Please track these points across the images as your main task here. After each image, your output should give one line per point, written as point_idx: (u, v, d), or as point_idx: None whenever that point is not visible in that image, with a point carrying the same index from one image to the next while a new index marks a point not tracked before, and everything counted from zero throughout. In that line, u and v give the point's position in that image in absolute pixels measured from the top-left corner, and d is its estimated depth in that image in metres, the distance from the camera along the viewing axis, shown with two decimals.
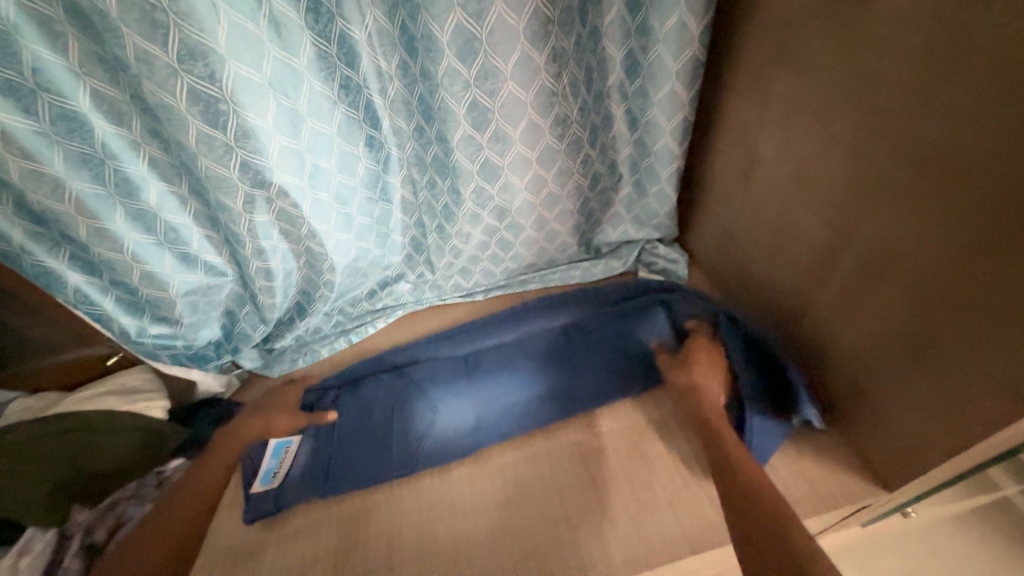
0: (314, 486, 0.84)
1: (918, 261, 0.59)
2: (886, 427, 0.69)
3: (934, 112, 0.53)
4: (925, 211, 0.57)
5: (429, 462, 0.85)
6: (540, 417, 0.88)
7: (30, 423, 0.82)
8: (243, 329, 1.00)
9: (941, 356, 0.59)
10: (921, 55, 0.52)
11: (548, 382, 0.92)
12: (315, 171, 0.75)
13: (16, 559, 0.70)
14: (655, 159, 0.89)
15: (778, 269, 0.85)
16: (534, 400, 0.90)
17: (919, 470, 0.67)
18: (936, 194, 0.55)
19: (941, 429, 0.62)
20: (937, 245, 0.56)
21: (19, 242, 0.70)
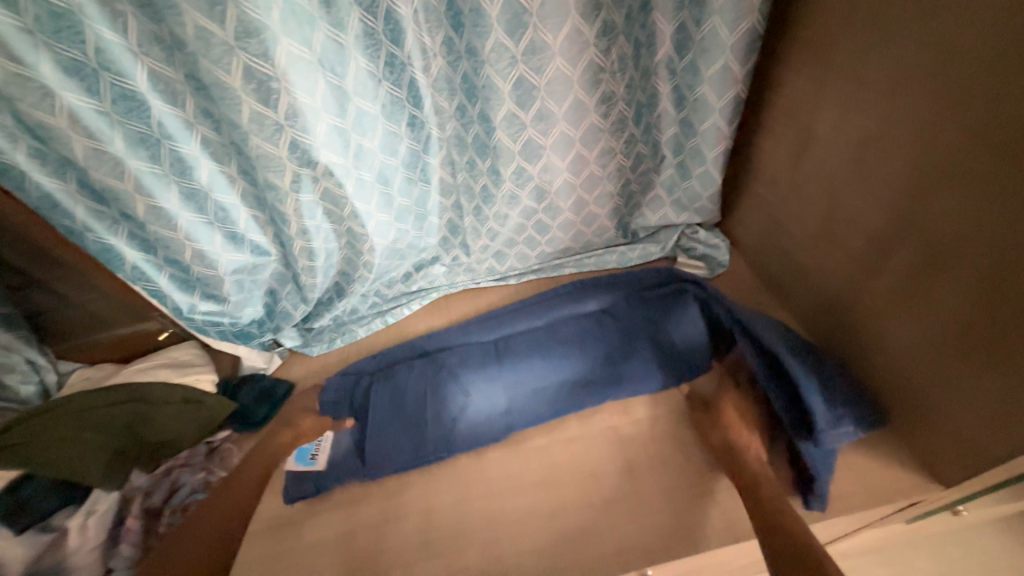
0: (352, 468, 0.85)
1: (990, 249, 0.55)
2: (942, 424, 0.66)
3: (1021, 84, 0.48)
4: (1003, 195, 0.52)
5: (464, 445, 0.85)
6: (576, 402, 0.87)
7: (87, 393, 0.84)
8: (285, 308, 1.03)
9: (1011, 352, 0.55)
10: (1008, 19, 0.48)
11: (583, 367, 0.91)
12: (360, 151, 0.75)
13: (84, 519, 0.76)
14: (701, 139, 0.86)
15: (824, 259, 0.80)
16: (569, 386, 0.89)
17: (981, 467, 0.63)
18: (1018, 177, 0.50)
19: (1008, 430, 0.58)
20: (1014, 232, 0.52)
21: (81, 219, 0.73)
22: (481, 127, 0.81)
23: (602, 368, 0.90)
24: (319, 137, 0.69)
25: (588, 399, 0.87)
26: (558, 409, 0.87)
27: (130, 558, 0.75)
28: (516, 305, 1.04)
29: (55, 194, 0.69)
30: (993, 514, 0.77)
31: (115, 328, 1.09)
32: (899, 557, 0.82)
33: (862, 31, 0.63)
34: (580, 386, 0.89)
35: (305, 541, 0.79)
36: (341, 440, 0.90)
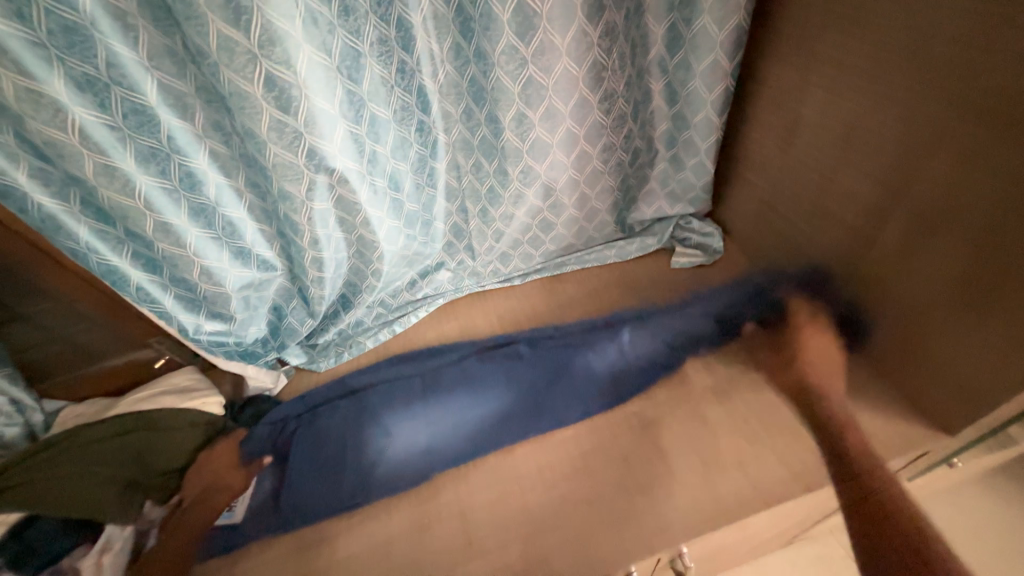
0: (270, 519, 0.81)
1: (978, 206, 0.61)
2: (946, 374, 0.71)
3: (995, 57, 0.55)
4: (987, 155, 0.59)
5: (382, 490, 0.83)
6: (503, 431, 0.88)
7: (90, 427, 0.82)
8: (290, 323, 1.01)
9: (1005, 296, 0.61)
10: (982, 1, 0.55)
11: (529, 393, 0.92)
12: (374, 156, 0.76)
13: (98, 557, 0.71)
14: (694, 131, 0.91)
15: (819, 235, 0.87)
16: (508, 413, 0.90)
17: (983, 408, 0.69)
18: (998, 139, 0.57)
19: (1007, 373, 0.64)
20: (998, 188, 0.59)
21: (84, 240, 0.70)
22: (488, 129, 0.84)
23: (543, 393, 0.92)
24: (335, 144, 0.69)
25: (522, 431, 0.88)
26: (499, 439, 0.87)
27: None
28: (505, 323, 1.07)
29: (58, 215, 0.66)
30: None
31: (105, 359, 1.04)
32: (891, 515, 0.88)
33: (846, 22, 0.70)
34: (513, 414, 0.90)
35: (340, 557, 0.76)
36: (261, 487, 0.85)
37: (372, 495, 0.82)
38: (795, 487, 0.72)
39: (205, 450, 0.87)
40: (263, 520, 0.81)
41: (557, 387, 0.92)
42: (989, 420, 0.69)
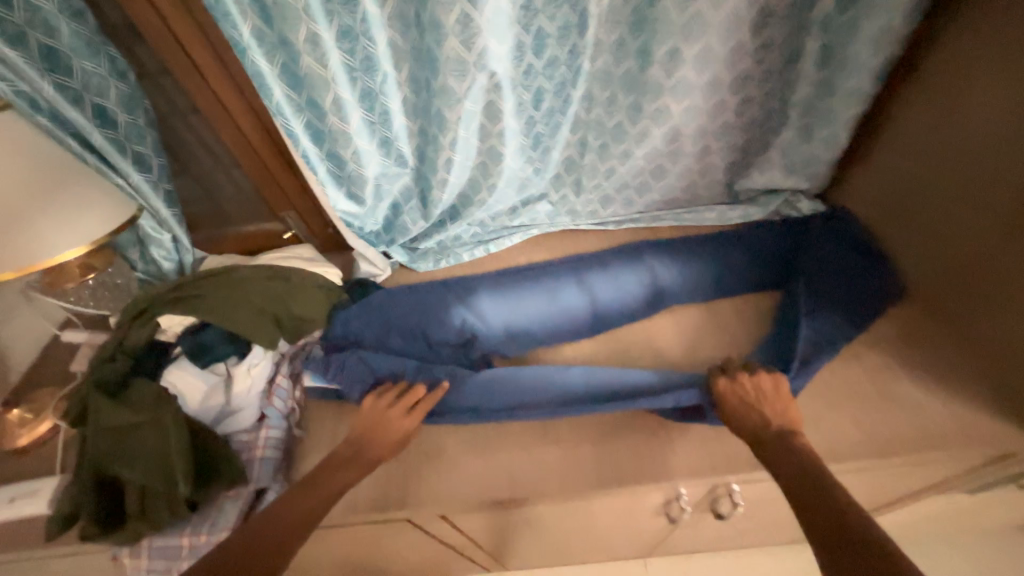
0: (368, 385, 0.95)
1: None
2: None
3: None
4: None
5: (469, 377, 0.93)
6: (603, 402, 0.86)
7: (250, 266, 0.96)
8: (404, 222, 1.10)
9: None
10: None
11: (642, 373, 0.89)
12: (529, 69, 0.84)
13: (250, 369, 0.87)
14: (839, 99, 0.90)
15: (950, 224, 0.85)
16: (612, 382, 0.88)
17: None
18: None
19: None
20: None
21: (276, 101, 0.81)
22: (634, 62, 0.87)
23: (657, 375, 0.88)
24: (502, 45, 0.76)
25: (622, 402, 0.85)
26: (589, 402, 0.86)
27: (281, 408, 0.88)
28: (599, 253, 1.12)
29: (264, 73, 0.78)
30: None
31: (240, 225, 1.20)
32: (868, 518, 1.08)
33: None
34: (616, 386, 0.88)
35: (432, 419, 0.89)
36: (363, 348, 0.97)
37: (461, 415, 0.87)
38: (867, 450, 0.76)
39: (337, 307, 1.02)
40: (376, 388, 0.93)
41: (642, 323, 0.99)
42: None
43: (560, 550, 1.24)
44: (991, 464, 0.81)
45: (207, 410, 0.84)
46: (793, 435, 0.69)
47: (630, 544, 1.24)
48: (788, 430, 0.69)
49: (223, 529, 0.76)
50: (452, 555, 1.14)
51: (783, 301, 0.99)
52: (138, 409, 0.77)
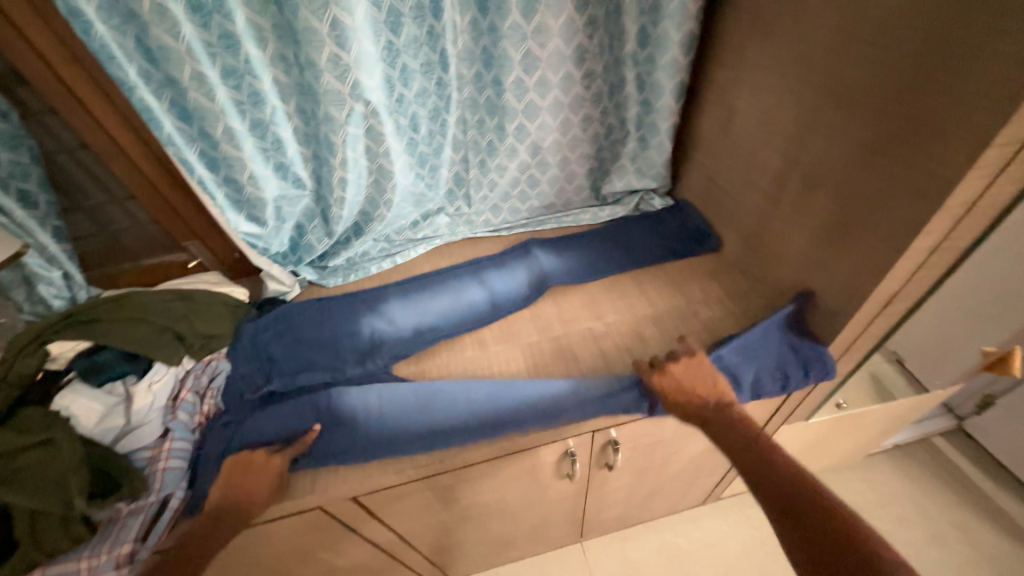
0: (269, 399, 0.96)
1: (838, 169, 0.86)
2: (819, 302, 0.96)
3: (847, 62, 0.81)
4: (843, 132, 0.84)
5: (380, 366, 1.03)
6: (481, 427, 0.90)
7: (147, 291, 1.00)
8: (309, 241, 1.19)
9: (853, 236, 0.86)
10: (839, 22, 0.80)
11: (550, 387, 0.93)
12: (401, 97, 1.01)
13: (151, 384, 0.89)
14: (657, 115, 1.16)
15: (748, 202, 1.11)
16: (527, 398, 0.92)
17: (841, 324, 0.92)
18: (847, 119, 0.82)
19: (853, 294, 0.88)
20: (850, 152, 0.83)
21: (166, 132, 0.89)
22: (492, 90, 1.10)
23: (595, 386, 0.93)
24: (373, 79, 0.92)
25: (567, 415, 0.91)
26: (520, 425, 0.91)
27: (187, 421, 0.91)
28: (495, 255, 1.25)
29: (153, 108, 0.86)
30: (840, 385, 1.10)
31: (139, 258, 1.22)
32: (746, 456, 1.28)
33: (763, 33, 0.96)
34: (500, 414, 0.91)
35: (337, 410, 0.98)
36: (272, 351, 1.03)
37: (341, 450, 0.88)
38: None
39: (242, 322, 1.08)
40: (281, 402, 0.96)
41: (530, 309, 1.14)
42: (842, 333, 0.93)
43: (490, 538, 1.30)
44: None
45: (105, 432, 0.84)
46: (731, 407, 0.82)
47: (554, 520, 1.34)
48: (723, 403, 0.83)
49: (124, 541, 0.77)
50: (385, 557, 1.17)
51: (643, 277, 1.19)
52: (28, 432, 0.77)
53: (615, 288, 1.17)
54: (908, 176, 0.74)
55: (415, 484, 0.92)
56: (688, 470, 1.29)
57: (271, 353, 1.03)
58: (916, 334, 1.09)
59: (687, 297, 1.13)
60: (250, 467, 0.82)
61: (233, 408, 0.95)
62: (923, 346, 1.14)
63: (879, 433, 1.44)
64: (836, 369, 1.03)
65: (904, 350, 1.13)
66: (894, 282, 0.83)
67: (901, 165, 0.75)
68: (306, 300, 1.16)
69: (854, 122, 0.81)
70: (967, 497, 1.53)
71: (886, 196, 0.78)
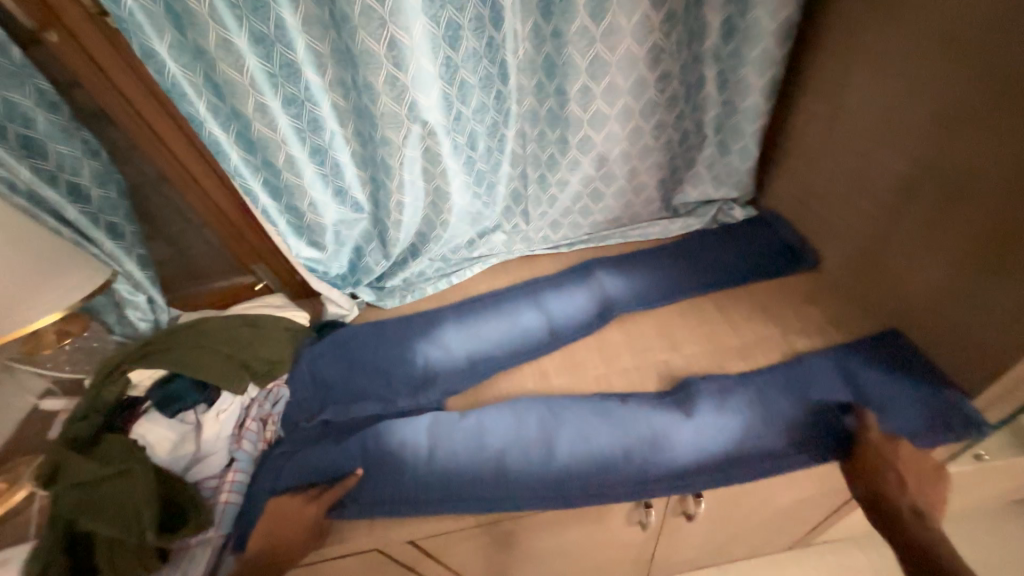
0: (324, 430, 0.95)
1: (995, 174, 0.70)
2: (957, 333, 0.80)
3: (1011, 41, 0.65)
4: (1002, 127, 0.68)
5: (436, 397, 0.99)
6: (572, 496, 0.82)
7: (216, 319, 1.03)
8: (367, 262, 1.16)
9: (1017, 256, 0.69)
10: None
11: (684, 423, 0.85)
12: (459, 116, 0.96)
13: (218, 413, 0.91)
14: (742, 116, 1.04)
15: (856, 213, 0.94)
16: (644, 440, 0.84)
17: (994, 364, 0.75)
18: (1011, 111, 0.66)
19: (1015, 324, 0.71)
20: (1012, 152, 0.67)
21: (233, 163, 0.90)
22: (554, 101, 1.02)
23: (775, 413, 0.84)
24: (430, 99, 0.88)
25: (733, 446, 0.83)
26: (626, 496, 0.81)
27: (250, 452, 0.91)
28: (554, 276, 1.17)
29: (221, 140, 0.87)
30: (980, 434, 0.91)
31: (212, 281, 1.26)
32: (847, 502, 1.11)
33: (884, 15, 0.81)
34: (592, 479, 0.83)
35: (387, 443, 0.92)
36: (329, 376, 1.02)
37: (398, 474, 0.85)
38: (803, 431, 0.82)
39: (302, 346, 1.07)
40: (336, 432, 0.95)
41: (594, 337, 1.04)
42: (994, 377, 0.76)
43: None
44: None
45: (178, 459, 0.87)
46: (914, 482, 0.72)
47: (618, 562, 1.22)
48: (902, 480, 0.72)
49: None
50: None
51: (725, 301, 1.05)
52: (108, 461, 0.80)
53: (691, 313, 1.04)
54: None
55: (474, 529, 0.86)
56: (778, 518, 1.12)
57: (327, 381, 1.02)
58: None
59: (779, 324, 0.98)
60: (287, 514, 0.80)
61: (289, 438, 0.95)
62: None
63: (1022, 485, 1.19)
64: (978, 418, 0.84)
65: None
66: None
67: None
68: (361, 324, 1.14)
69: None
70: None
71: None
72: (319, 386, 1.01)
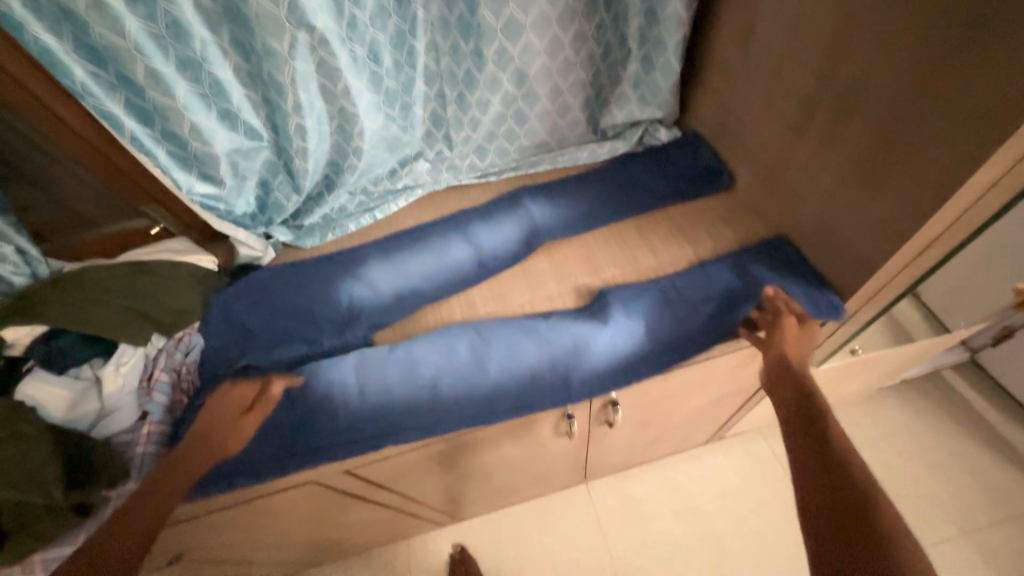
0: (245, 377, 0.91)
1: (883, 86, 0.71)
2: (843, 246, 0.85)
3: None
4: (891, 37, 0.68)
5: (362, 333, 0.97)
6: (505, 406, 0.87)
7: (101, 267, 0.92)
8: (277, 199, 1.06)
9: (895, 168, 0.73)
10: None
11: (601, 331, 0.89)
12: (353, 22, 0.85)
13: (117, 367, 0.84)
14: (663, 28, 1.00)
15: (770, 130, 0.96)
16: (568, 351, 0.88)
17: (873, 271, 0.82)
18: (900, 19, 0.66)
19: (888, 232, 0.77)
20: (899, 62, 0.68)
21: (80, 79, 0.76)
22: (464, 6, 0.94)
23: (671, 315, 0.91)
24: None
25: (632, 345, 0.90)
26: (553, 400, 0.89)
27: (163, 403, 0.87)
28: (481, 207, 1.13)
29: (54, 50, 0.72)
30: (858, 331, 1.03)
31: (97, 228, 1.10)
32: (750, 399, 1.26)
33: None
34: (520, 390, 0.88)
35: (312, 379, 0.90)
36: (247, 322, 0.96)
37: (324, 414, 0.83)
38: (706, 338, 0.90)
39: (210, 293, 1.00)
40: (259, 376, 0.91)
41: (521, 265, 1.05)
42: (869, 283, 0.84)
43: (495, 489, 1.32)
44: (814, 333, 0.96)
45: (80, 418, 0.81)
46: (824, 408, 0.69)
47: (556, 469, 1.34)
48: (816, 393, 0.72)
49: None
50: (391, 514, 1.19)
51: (646, 224, 1.07)
52: None
53: (614, 238, 1.06)
54: (972, 93, 0.61)
55: (409, 453, 0.90)
56: (693, 417, 1.26)
57: (246, 326, 0.96)
58: (944, 271, 0.99)
59: (693, 243, 1.03)
60: (215, 404, 0.78)
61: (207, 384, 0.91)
62: (950, 281, 1.04)
63: (891, 372, 1.39)
64: (856, 317, 0.95)
65: (928, 288, 1.04)
66: (942, 221, 0.71)
67: (978, 73, 0.60)
68: (277, 265, 1.06)
69: (909, 22, 0.65)
70: (976, 427, 1.49)
71: (945, 115, 0.64)
72: (237, 332, 0.96)
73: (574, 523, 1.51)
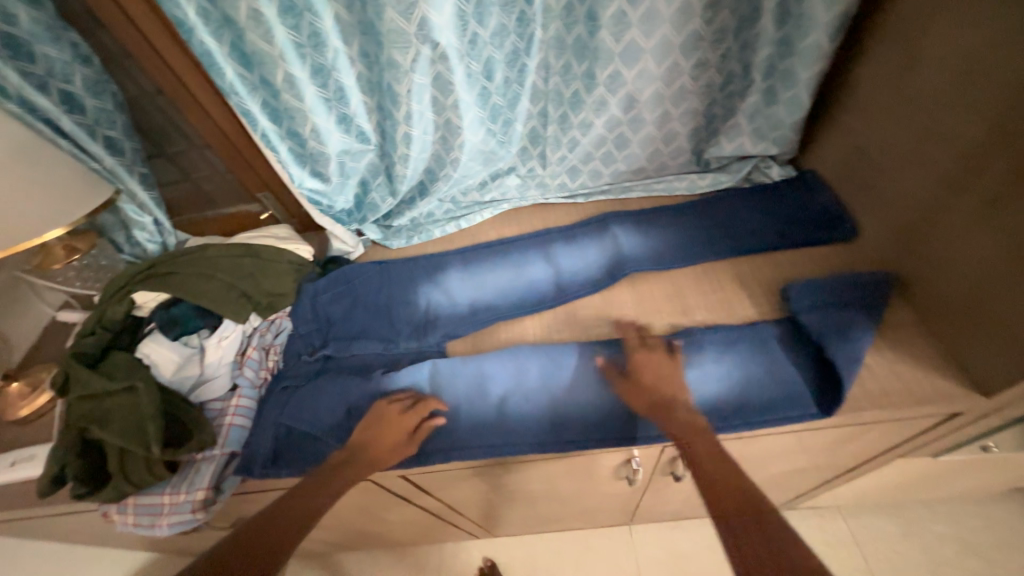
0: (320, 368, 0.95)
1: None
2: (997, 329, 0.72)
3: None
4: None
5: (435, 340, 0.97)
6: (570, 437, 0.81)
7: (216, 246, 1.01)
8: (373, 199, 1.11)
9: None
10: None
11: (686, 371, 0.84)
12: (474, 39, 0.87)
13: (219, 339, 0.92)
14: (799, 59, 0.92)
15: (913, 183, 0.84)
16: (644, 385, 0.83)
17: None
18: None
19: None
20: None
21: (228, 78, 0.84)
22: (584, 28, 0.92)
23: (765, 366, 0.82)
24: (443, 16, 0.79)
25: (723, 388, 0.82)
26: (624, 437, 0.80)
27: (252, 377, 0.94)
28: (567, 228, 1.11)
29: (212, 51, 0.80)
30: (997, 428, 0.86)
31: (219, 208, 1.23)
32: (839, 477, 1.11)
33: None
34: (590, 420, 0.82)
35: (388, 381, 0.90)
36: (331, 313, 1.01)
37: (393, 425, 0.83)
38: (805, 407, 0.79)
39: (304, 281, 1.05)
40: (335, 368, 0.95)
41: (601, 294, 1.00)
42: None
43: (536, 516, 1.28)
44: (940, 423, 0.82)
45: (183, 380, 0.89)
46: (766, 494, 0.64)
47: (604, 508, 1.27)
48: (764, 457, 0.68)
49: (198, 488, 0.81)
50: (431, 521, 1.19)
51: (745, 267, 0.98)
52: (114, 376, 0.82)
53: (708, 278, 0.98)
54: None
55: (464, 470, 0.89)
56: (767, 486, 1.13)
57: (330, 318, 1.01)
58: None
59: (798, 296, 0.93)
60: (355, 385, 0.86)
61: (291, 367, 0.97)
62: None
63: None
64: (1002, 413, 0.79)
65: None
66: None
67: None
68: (366, 263, 1.11)
69: None
70: None
71: None
72: (320, 323, 1.01)
73: (613, 568, 1.42)
